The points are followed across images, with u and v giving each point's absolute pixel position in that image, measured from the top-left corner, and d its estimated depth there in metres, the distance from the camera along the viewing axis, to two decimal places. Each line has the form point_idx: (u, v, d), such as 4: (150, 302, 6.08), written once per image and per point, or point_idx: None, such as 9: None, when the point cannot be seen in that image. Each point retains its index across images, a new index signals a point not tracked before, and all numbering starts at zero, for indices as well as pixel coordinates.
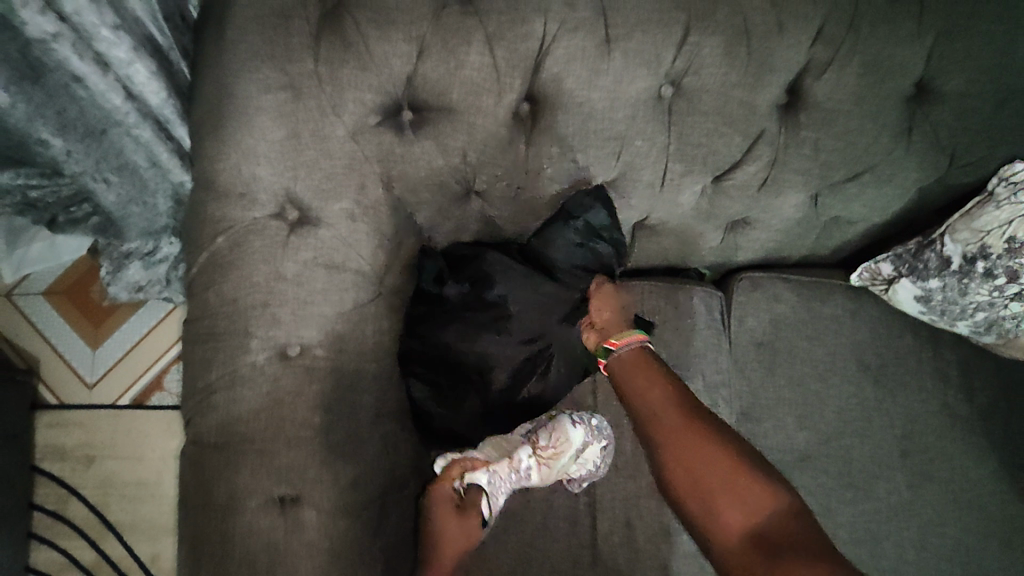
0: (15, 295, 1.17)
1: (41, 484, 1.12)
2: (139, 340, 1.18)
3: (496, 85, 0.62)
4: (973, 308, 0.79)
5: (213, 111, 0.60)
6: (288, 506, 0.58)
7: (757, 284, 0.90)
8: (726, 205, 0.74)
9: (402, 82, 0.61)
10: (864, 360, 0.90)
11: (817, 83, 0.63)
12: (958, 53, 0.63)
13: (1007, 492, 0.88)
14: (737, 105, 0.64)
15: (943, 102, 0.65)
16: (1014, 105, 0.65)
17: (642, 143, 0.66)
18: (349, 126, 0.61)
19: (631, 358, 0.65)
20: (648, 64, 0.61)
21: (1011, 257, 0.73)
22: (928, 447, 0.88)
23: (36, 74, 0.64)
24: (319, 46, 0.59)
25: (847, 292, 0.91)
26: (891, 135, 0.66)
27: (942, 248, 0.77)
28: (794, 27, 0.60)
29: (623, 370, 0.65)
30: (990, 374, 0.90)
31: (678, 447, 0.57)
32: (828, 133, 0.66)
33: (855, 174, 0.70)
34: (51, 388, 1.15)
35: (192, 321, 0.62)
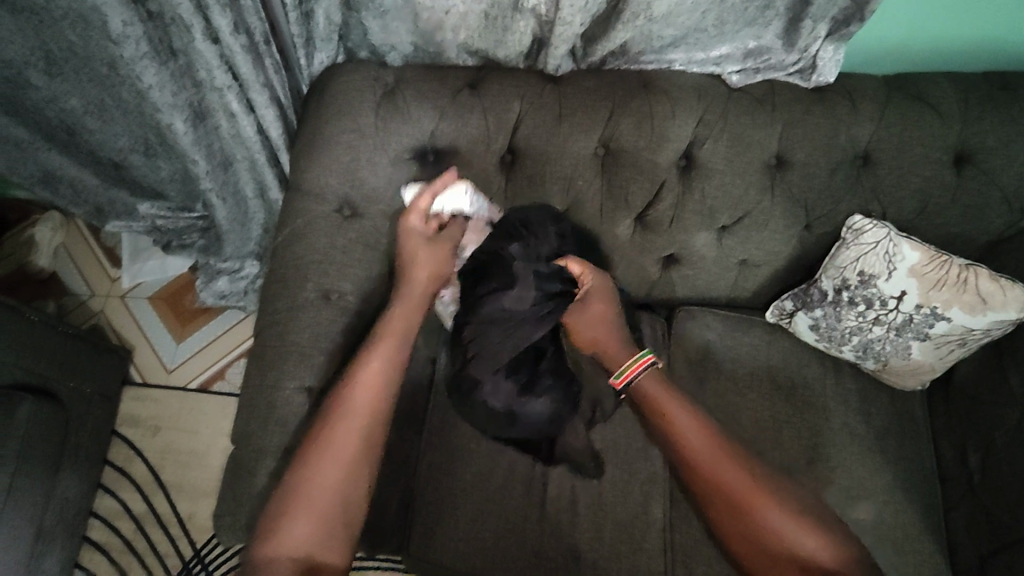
0: (129, 297, 1.52)
1: (116, 444, 1.39)
2: (213, 339, 1.50)
3: (487, 138, 0.95)
4: (849, 333, 1.02)
5: (309, 141, 0.95)
6: (313, 394, 0.86)
7: (692, 316, 1.13)
8: (651, 238, 1.02)
9: (427, 133, 0.95)
10: (776, 381, 1.09)
11: (702, 150, 0.96)
12: (799, 137, 0.95)
13: (903, 505, 1.02)
14: (647, 161, 0.96)
15: (793, 170, 0.97)
16: (842, 173, 0.96)
17: (584, 183, 0.98)
18: (390, 158, 0.95)
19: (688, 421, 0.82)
20: (586, 132, 0.95)
21: (864, 287, 0.98)
22: (832, 458, 1.04)
23: (203, 117, 1.02)
24: (380, 106, 0.95)
25: (763, 327, 1.13)
26: (758, 188, 0.97)
27: (821, 284, 1.02)
28: (682, 114, 0.95)
29: (642, 401, 0.85)
30: (886, 405, 1.09)
31: (741, 496, 0.76)
32: (711, 186, 0.98)
33: (738, 217, 1.00)
34: (139, 369, 1.46)
35: (274, 273, 0.93)
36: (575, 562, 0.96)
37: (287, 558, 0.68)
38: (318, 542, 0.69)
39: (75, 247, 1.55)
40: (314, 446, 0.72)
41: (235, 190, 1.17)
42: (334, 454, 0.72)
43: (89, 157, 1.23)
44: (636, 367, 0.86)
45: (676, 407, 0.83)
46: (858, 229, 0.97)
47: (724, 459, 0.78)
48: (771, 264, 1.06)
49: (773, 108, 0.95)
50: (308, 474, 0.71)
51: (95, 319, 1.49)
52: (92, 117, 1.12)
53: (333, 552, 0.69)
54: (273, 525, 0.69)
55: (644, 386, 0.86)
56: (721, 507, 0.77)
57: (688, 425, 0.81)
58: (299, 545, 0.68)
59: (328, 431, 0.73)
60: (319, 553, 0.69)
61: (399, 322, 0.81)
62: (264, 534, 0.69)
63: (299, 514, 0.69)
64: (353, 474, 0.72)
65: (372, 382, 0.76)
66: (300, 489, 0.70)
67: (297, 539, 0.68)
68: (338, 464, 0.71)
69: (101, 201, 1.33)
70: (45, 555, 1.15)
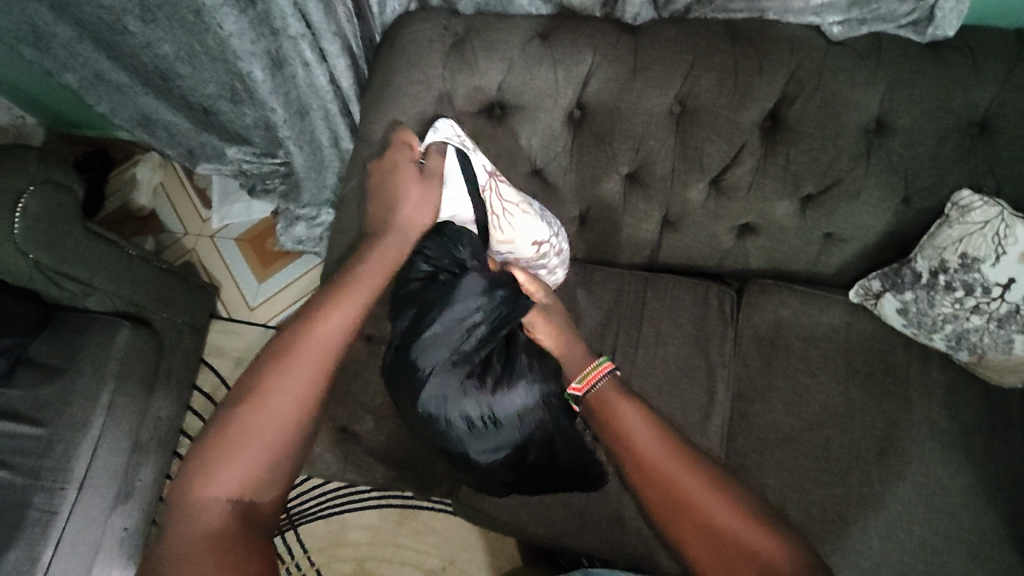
0: (217, 237, 1.61)
1: (204, 371, 1.51)
2: (291, 281, 1.58)
3: (555, 93, 0.92)
4: (942, 320, 0.93)
5: (378, 90, 0.95)
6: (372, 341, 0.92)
7: (765, 289, 1.07)
8: (725, 205, 0.97)
9: (494, 86, 0.93)
10: (853, 366, 1.02)
11: (790, 110, 0.89)
12: (905, 98, 0.85)
13: (985, 509, 0.94)
14: (727, 121, 0.90)
15: (895, 135, 0.87)
16: (953, 141, 0.86)
17: (656, 144, 0.93)
18: (455, 111, 0.94)
19: (635, 417, 0.73)
20: (661, 88, 0.90)
21: (965, 272, 0.88)
22: (907, 451, 0.97)
23: (281, 65, 1.04)
24: (448, 57, 0.93)
25: (845, 307, 1.05)
26: (852, 155, 0.89)
27: (915, 265, 0.93)
28: (770, 70, 0.87)
29: (594, 407, 0.76)
30: (978, 400, 1.00)
31: (689, 495, 0.65)
32: (797, 151, 0.90)
33: (825, 186, 0.92)
34: (225, 304, 1.56)
35: (340, 223, 0.95)
36: (618, 526, 0.96)
37: (217, 500, 0.55)
38: (258, 483, 0.57)
39: (172, 187, 1.66)
40: (259, 376, 0.61)
41: (312, 138, 1.20)
42: (284, 399, 0.59)
43: (181, 102, 1.30)
44: (594, 374, 0.79)
45: (621, 404, 0.74)
46: (963, 206, 0.87)
47: (669, 451, 0.69)
48: (859, 240, 0.98)
49: (877, 66, 0.86)
50: (253, 405, 0.59)
51: (187, 256, 1.60)
52: (183, 63, 1.17)
53: (270, 497, 0.58)
54: (202, 460, 0.56)
55: (601, 391, 0.77)
56: (682, 523, 0.64)
57: (641, 428, 0.71)
58: (235, 486, 0.56)
59: (280, 362, 0.61)
60: (254, 494, 0.57)
61: (373, 265, 0.72)
62: (188, 471, 0.56)
63: (239, 444, 0.57)
64: (305, 410, 0.61)
65: (344, 324, 0.65)
66: (233, 420, 0.58)
67: (233, 479, 0.56)
68: (291, 396, 0.60)
69: (193, 144, 1.41)
70: (141, 467, 1.28)
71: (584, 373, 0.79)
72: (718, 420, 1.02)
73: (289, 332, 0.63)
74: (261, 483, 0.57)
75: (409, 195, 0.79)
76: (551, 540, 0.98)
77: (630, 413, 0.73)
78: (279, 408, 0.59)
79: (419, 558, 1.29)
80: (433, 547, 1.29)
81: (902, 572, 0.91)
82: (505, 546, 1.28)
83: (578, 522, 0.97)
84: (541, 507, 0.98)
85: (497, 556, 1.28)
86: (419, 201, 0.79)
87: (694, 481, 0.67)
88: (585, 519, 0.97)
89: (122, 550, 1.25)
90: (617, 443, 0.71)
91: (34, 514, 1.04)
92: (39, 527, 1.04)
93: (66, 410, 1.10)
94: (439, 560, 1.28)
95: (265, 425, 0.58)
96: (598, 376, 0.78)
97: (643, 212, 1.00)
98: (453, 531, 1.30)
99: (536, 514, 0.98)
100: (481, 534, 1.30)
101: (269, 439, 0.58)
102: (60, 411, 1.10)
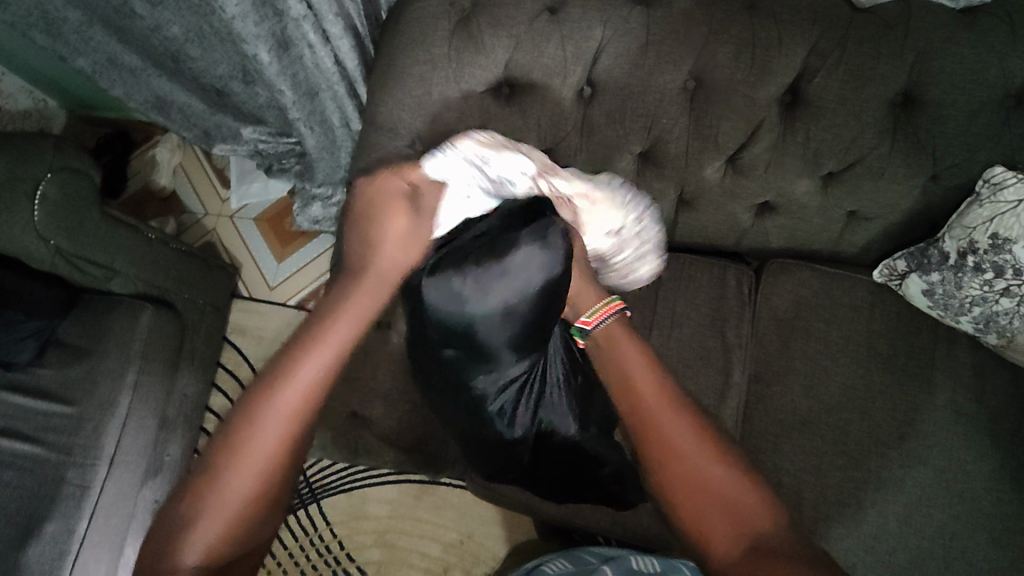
0: (237, 217, 1.63)
1: (227, 349, 1.54)
2: (310, 261, 1.59)
3: (564, 71, 0.88)
4: (969, 303, 0.89)
5: (382, 73, 0.93)
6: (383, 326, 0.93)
7: (785, 269, 1.04)
8: (742, 183, 0.93)
9: (502, 65, 0.90)
10: (875, 349, 0.99)
11: (811, 85, 0.84)
12: (935, 69, 0.81)
13: (1010, 494, 0.91)
14: (745, 97, 0.86)
15: (924, 109, 0.83)
16: (987, 114, 0.82)
17: (669, 122, 0.90)
18: (463, 92, 0.91)
19: (639, 363, 0.74)
20: (675, 63, 0.86)
21: (996, 253, 0.84)
22: (929, 435, 0.94)
23: (287, 47, 1.04)
24: (454, 35, 0.90)
25: (869, 287, 1.01)
26: (877, 130, 0.85)
27: (942, 245, 0.89)
28: (790, 43, 0.83)
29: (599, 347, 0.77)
30: (1007, 382, 0.96)
31: (685, 450, 0.67)
32: (818, 127, 0.86)
33: (848, 164, 0.88)
34: (246, 284, 1.59)
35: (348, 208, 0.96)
36: (630, 508, 0.96)
37: (192, 566, 0.57)
38: (231, 543, 0.59)
39: (191, 167, 1.68)
40: (237, 435, 0.61)
41: (322, 118, 1.18)
42: (256, 458, 0.60)
43: (194, 83, 1.29)
44: (603, 313, 0.79)
45: (627, 348, 0.76)
46: (996, 184, 0.83)
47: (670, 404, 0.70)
48: (884, 219, 0.94)
49: (905, 35, 0.81)
50: (227, 463, 0.60)
51: (208, 236, 1.62)
52: (193, 44, 1.16)
53: (245, 561, 0.61)
54: (182, 520, 0.59)
55: (608, 332, 0.78)
56: (671, 476, 0.66)
57: (641, 370, 0.73)
58: (212, 549, 0.58)
59: (249, 418, 0.62)
60: (228, 554, 0.59)
61: (353, 307, 0.70)
62: (170, 530, 0.58)
63: (213, 507, 0.59)
64: (280, 473, 0.62)
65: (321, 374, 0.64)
66: (210, 480, 0.60)
67: (210, 542, 0.58)
68: (262, 460, 0.61)
69: (209, 125, 1.41)
70: (169, 442, 1.32)
71: (592, 309, 0.79)
72: (733, 403, 1.00)
73: (260, 382, 0.64)
74: (241, 541, 0.60)
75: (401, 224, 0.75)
76: (563, 521, 0.99)
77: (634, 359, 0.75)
78: (258, 468, 0.60)
79: (436, 532, 1.31)
80: (451, 521, 1.32)
81: (919, 557, 0.90)
82: (521, 521, 1.30)
83: (590, 503, 0.97)
84: None
85: (514, 531, 1.30)
86: (400, 233, 0.74)
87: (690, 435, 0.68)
88: (596, 502, 0.97)
89: None
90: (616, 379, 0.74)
91: (70, 489, 1.08)
92: (74, 501, 1.08)
93: (95, 390, 1.14)
94: (457, 533, 1.31)
95: (246, 486, 0.60)
96: (608, 316, 0.79)
97: (658, 192, 0.97)
98: (470, 507, 1.33)
99: (548, 495, 0.98)
100: (498, 510, 1.32)
101: (250, 499, 0.60)
102: (88, 391, 1.14)
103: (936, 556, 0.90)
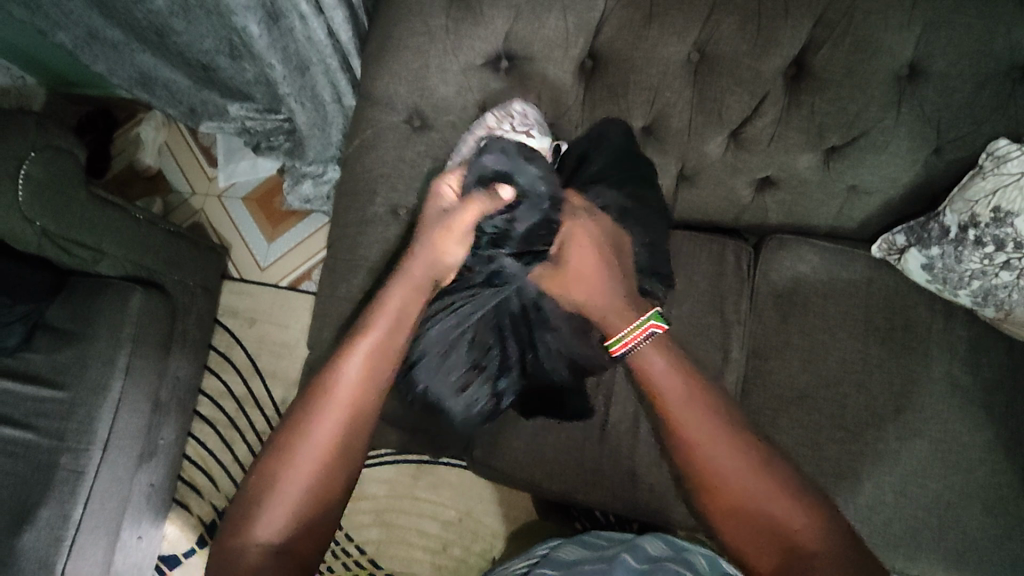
0: (225, 197, 1.59)
1: (218, 331, 1.52)
2: (302, 241, 1.57)
3: (565, 43, 0.87)
4: (969, 276, 0.89)
5: (377, 47, 0.91)
6: None
7: (784, 245, 1.03)
8: (745, 158, 0.92)
9: (501, 37, 0.88)
10: (873, 322, 0.99)
11: (816, 57, 0.84)
12: (941, 42, 0.81)
13: (1003, 465, 0.93)
14: (749, 70, 0.85)
15: (928, 82, 0.83)
16: (992, 86, 0.82)
17: (672, 95, 0.88)
18: (461, 65, 0.89)
19: (686, 397, 0.67)
20: (678, 35, 0.85)
21: (997, 226, 0.84)
22: (925, 409, 0.96)
23: (277, 19, 1.01)
24: (451, 6, 0.88)
25: (866, 262, 1.01)
26: (881, 104, 0.84)
27: (943, 219, 0.89)
28: (795, 14, 0.82)
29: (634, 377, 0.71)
30: (1001, 355, 0.98)
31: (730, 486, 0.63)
32: (822, 100, 0.85)
33: (851, 137, 0.88)
34: (236, 265, 1.56)
35: (344, 185, 0.94)
36: (631, 485, 0.97)
37: (260, 551, 0.56)
38: (295, 534, 0.58)
39: (176, 145, 1.63)
40: (295, 422, 0.61)
41: (313, 94, 1.15)
42: (318, 441, 0.60)
43: (178, 58, 1.25)
44: (643, 332, 0.72)
45: (667, 381, 0.69)
46: (999, 156, 0.83)
47: (723, 440, 0.65)
48: (885, 193, 0.93)
49: (913, 7, 0.80)
50: (294, 448, 0.59)
51: (196, 217, 1.59)
52: (178, 18, 1.12)
53: (314, 549, 0.58)
54: (242, 511, 0.58)
55: (644, 357, 0.71)
56: (709, 500, 0.65)
57: (680, 401, 0.67)
58: (278, 535, 0.57)
59: (314, 404, 0.62)
60: (291, 545, 0.57)
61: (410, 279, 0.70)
62: (233, 521, 0.58)
63: (279, 495, 0.58)
64: (344, 456, 0.61)
65: (384, 355, 0.65)
66: (275, 468, 0.59)
67: (276, 528, 0.57)
68: (320, 449, 0.60)
69: (195, 101, 1.37)
70: (163, 425, 1.30)
71: (625, 330, 0.72)
72: (732, 379, 1.00)
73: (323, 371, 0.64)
74: (305, 530, 0.58)
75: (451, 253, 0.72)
76: (563, 497, 0.99)
77: (678, 391, 0.68)
78: (326, 453, 0.60)
79: (433, 512, 1.32)
80: (449, 499, 1.32)
81: (911, 526, 0.93)
82: (519, 500, 1.31)
83: (590, 480, 0.97)
84: (556, 465, 0.98)
85: (510, 510, 1.31)
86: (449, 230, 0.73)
87: (738, 472, 0.64)
88: (596, 479, 0.97)
89: (149, 504, 1.29)
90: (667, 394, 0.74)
91: (64, 474, 1.07)
92: (68, 486, 1.07)
93: (86, 373, 1.12)
94: (454, 512, 1.31)
95: (312, 472, 0.59)
96: (649, 334, 0.71)
97: (659, 167, 0.95)
98: (467, 487, 1.33)
99: (549, 472, 0.98)
100: (495, 490, 1.32)
101: (310, 488, 0.59)
102: (80, 375, 1.12)
103: (928, 525, 0.92)
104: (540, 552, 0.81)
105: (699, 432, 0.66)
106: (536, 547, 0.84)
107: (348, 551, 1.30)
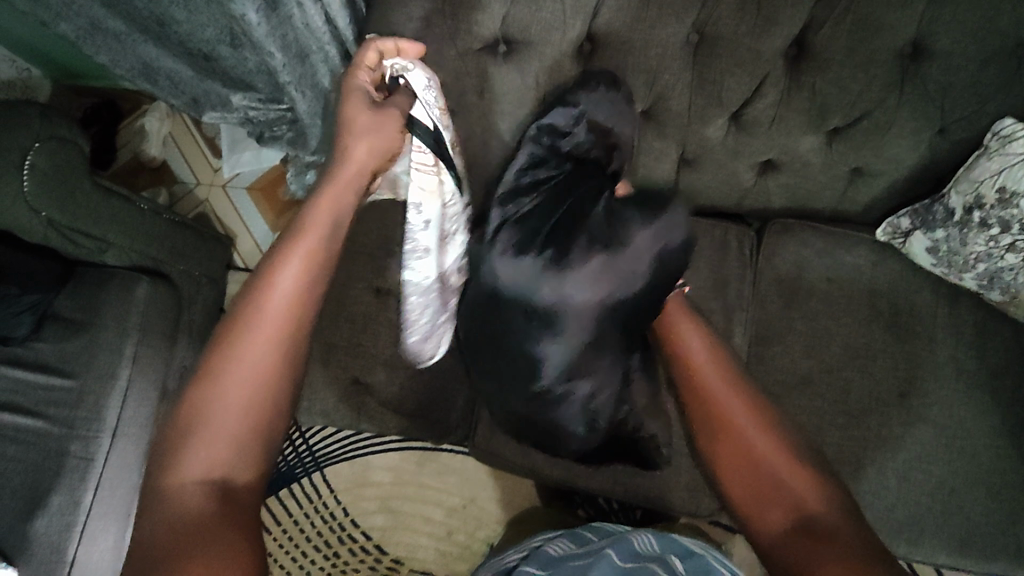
0: (229, 187, 1.60)
1: None
2: None
3: (563, 26, 0.86)
4: (974, 259, 0.89)
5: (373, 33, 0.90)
6: (381, 293, 0.97)
7: (787, 229, 1.02)
8: (746, 141, 0.91)
9: (498, 20, 0.87)
10: (877, 307, 0.98)
11: (818, 36, 0.82)
12: (948, 18, 0.78)
13: (1009, 449, 0.92)
14: (748, 50, 0.84)
15: (933, 61, 0.81)
16: (999, 64, 0.80)
17: (671, 77, 0.87)
18: (458, 50, 0.89)
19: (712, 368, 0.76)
20: (677, 16, 0.83)
21: (1002, 208, 0.83)
22: (930, 394, 0.95)
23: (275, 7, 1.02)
24: None
25: (870, 246, 1.00)
26: (884, 83, 0.83)
27: (947, 201, 0.89)
28: None
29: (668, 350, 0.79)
30: (1008, 339, 0.96)
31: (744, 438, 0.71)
32: (825, 80, 0.84)
33: (854, 119, 0.87)
34: (241, 255, 1.57)
35: None
36: (633, 471, 0.97)
37: (196, 485, 0.52)
38: (232, 461, 0.54)
39: (179, 136, 1.64)
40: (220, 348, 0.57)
41: (313, 82, 1.15)
42: (247, 363, 0.57)
43: (180, 47, 1.25)
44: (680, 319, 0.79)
45: (698, 354, 0.78)
46: (1006, 136, 0.81)
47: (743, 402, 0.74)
48: (890, 175, 0.92)
49: None
50: (221, 373, 0.56)
51: (201, 207, 1.60)
52: (178, 7, 1.12)
53: (251, 477, 0.55)
54: (169, 446, 0.54)
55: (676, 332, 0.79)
56: (725, 451, 0.72)
57: (710, 371, 0.76)
58: (211, 465, 0.53)
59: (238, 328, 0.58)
60: (229, 472, 0.54)
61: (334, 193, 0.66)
62: (159, 457, 0.54)
63: (208, 424, 0.54)
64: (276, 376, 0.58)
65: (311, 271, 0.61)
66: (202, 400, 0.55)
67: (209, 457, 0.54)
68: (251, 371, 0.57)
69: (198, 90, 1.38)
70: None
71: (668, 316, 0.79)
72: None
73: (245, 290, 0.60)
74: (243, 457, 0.55)
75: (394, 136, 0.71)
76: (565, 482, 0.99)
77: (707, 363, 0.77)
78: (255, 376, 0.56)
79: (438, 498, 1.33)
80: (454, 486, 1.33)
81: (913, 512, 0.92)
82: (523, 485, 1.32)
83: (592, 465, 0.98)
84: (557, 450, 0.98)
85: (514, 496, 1.32)
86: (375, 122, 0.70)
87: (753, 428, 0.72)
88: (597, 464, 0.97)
89: None
90: (697, 405, 0.75)
91: (73, 461, 1.09)
92: (78, 473, 1.08)
93: (94, 362, 1.14)
94: (459, 498, 1.32)
95: (242, 397, 0.56)
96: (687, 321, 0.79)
97: (659, 151, 0.95)
98: (471, 472, 1.34)
99: (551, 457, 0.98)
100: (499, 476, 1.33)
101: (244, 413, 0.56)
102: (87, 364, 1.13)
103: (931, 511, 0.92)
104: (529, 547, 0.82)
105: (723, 393, 0.75)
106: (528, 541, 0.85)
107: (354, 537, 1.32)
